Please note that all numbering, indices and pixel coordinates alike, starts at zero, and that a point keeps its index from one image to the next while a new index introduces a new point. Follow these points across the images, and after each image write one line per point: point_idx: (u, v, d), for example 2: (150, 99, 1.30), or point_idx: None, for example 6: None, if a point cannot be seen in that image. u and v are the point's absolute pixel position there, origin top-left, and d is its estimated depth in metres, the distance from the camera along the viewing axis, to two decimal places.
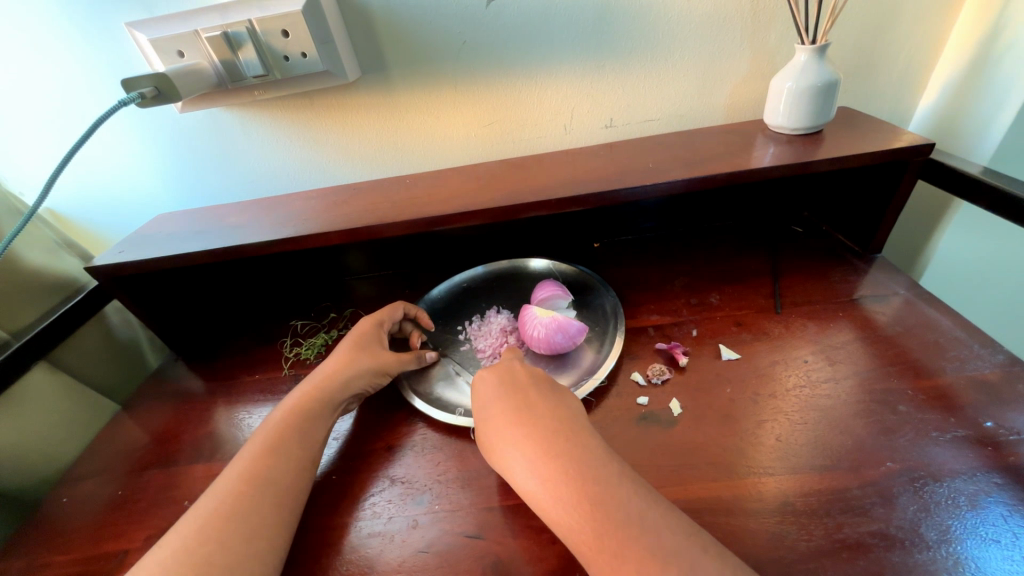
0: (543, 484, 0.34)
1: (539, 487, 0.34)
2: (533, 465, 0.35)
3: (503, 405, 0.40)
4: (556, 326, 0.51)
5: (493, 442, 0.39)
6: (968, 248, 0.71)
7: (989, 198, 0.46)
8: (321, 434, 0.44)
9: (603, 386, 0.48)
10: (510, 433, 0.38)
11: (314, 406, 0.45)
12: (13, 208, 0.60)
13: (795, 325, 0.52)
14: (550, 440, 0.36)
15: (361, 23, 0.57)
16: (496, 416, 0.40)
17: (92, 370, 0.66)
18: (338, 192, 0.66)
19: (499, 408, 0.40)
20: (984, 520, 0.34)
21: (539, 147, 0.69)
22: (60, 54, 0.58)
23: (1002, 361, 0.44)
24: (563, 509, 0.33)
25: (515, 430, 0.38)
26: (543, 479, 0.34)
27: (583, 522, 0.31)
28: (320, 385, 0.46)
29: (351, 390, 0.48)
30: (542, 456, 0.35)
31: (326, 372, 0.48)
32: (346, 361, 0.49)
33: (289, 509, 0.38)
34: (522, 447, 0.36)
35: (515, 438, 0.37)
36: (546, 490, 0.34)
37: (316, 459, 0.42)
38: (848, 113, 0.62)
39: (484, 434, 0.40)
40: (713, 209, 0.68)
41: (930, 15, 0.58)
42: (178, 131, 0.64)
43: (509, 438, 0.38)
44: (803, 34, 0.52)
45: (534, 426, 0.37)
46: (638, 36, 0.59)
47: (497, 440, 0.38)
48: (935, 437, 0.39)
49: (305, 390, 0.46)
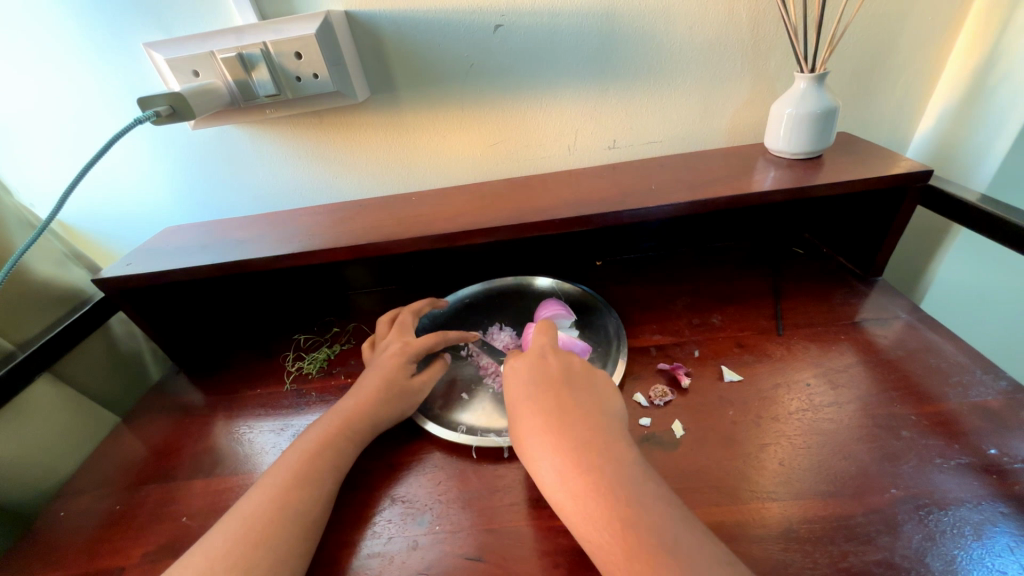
0: (571, 497, 0.34)
1: (568, 499, 0.34)
2: (564, 477, 0.35)
3: (536, 408, 0.39)
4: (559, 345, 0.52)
5: (524, 446, 0.39)
6: (965, 272, 0.71)
7: (987, 224, 0.47)
8: (342, 458, 0.43)
9: None
10: (540, 439, 0.37)
11: (338, 432, 0.44)
12: (26, 221, 0.61)
13: (797, 347, 0.52)
14: (581, 450, 0.35)
15: (371, 46, 0.59)
16: (527, 420, 0.39)
17: (94, 381, 0.65)
18: (344, 208, 0.67)
19: (531, 411, 0.39)
20: (990, 551, 0.33)
21: (543, 167, 0.70)
22: (78, 72, 0.59)
23: (1005, 388, 0.44)
24: (586, 513, 0.33)
25: (544, 438, 0.37)
26: (569, 480, 0.34)
27: (597, 537, 0.32)
28: (354, 410, 0.46)
29: (376, 412, 0.47)
30: (571, 468, 0.35)
31: (355, 401, 0.47)
32: (370, 387, 0.48)
33: (305, 527, 0.38)
34: (554, 455, 0.36)
35: (546, 445, 0.37)
36: (571, 496, 0.34)
37: (337, 478, 0.42)
38: (847, 139, 0.63)
39: (518, 436, 0.40)
40: (715, 229, 0.68)
41: (925, 45, 0.60)
42: (189, 147, 0.65)
43: (541, 444, 0.37)
44: (803, 62, 0.53)
45: (563, 431, 0.37)
46: (642, 61, 0.61)
47: (528, 444, 0.38)
48: (939, 464, 0.39)
49: (339, 420, 0.45)
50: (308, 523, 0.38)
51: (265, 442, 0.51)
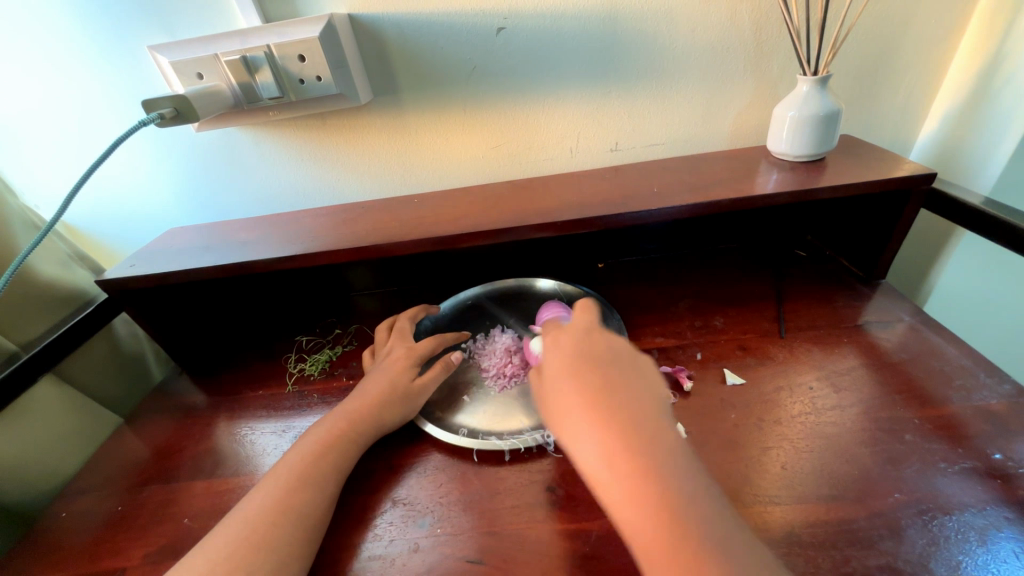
0: (624, 496, 0.29)
1: (619, 497, 0.29)
2: (616, 472, 0.29)
3: (582, 387, 0.33)
4: None
5: (563, 428, 0.33)
6: (968, 275, 0.71)
7: (990, 227, 0.47)
8: (343, 459, 0.43)
9: None
10: (586, 423, 0.31)
11: (342, 432, 0.44)
12: (30, 223, 0.61)
13: (799, 350, 0.52)
14: (638, 444, 0.29)
15: (374, 48, 0.59)
16: (570, 400, 0.33)
17: (96, 382, 0.66)
18: (346, 210, 0.67)
19: (577, 391, 0.33)
20: (995, 557, 0.33)
21: (545, 168, 0.69)
22: (83, 74, 0.60)
23: (1009, 392, 0.44)
24: (633, 520, 0.28)
25: (592, 422, 0.31)
26: (614, 478, 0.29)
27: (647, 545, 0.27)
28: (357, 411, 0.46)
29: (379, 414, 0.47)
30: (628, 464, 0.29)
31: (361, 402, 0.47)
32: (375, 387, 0.48)
33: (307, 529, 0.38)
34: (605, 445, 0.30)
35: (594, 432, 0.31)
36: (623, 493, 0.29)
37: (338, 480, 0.42)
38: (850, 141, 0.63)
39: (555, 415, 0.34)
40: (717, 232, 0.68)
41: (927, 48, 0.60)
42: (192, 149, 0.65)
43: (587, 430, 0.31)
44: (806, 65, 0.53)
45: (612, 426, 0.31)
46: (645, 64, 0.61)
47: (570, 427, 0.32)
48: (942, 468, 0.39)
49: (342, 421, 0.45)
50: (309, 523, 0.38)
51: (266, 444, 0.51)
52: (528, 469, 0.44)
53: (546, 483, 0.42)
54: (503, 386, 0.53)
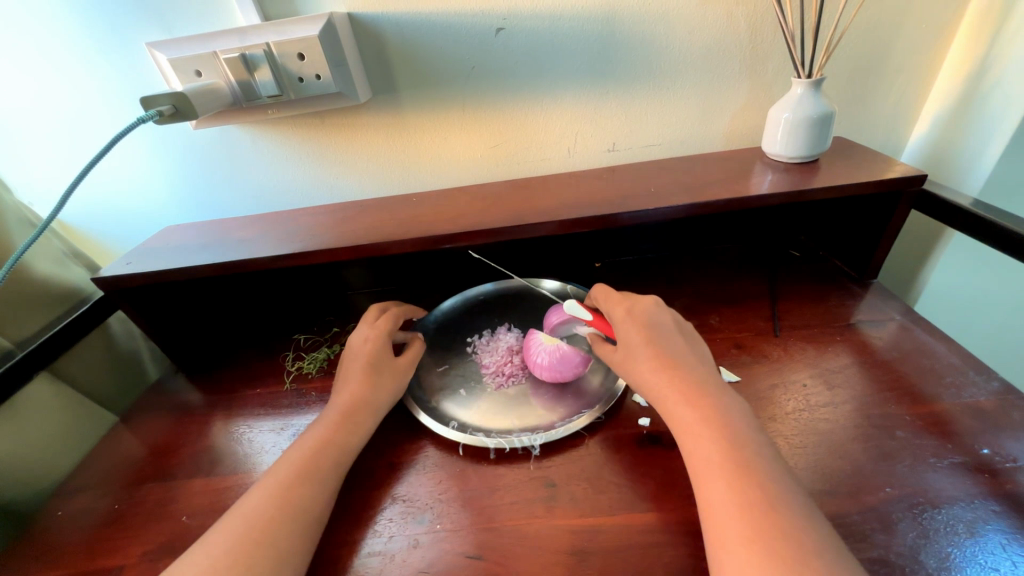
0: (691, 413, 0.38)
1: (687, 413, 0.38)
2: (687, 399, 0.39)
3: (654, 348, 0.43)
4: (559, 355, 0.50)
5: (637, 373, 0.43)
6: (958, 276, 0.72)
7: (979, 228, 0.48)
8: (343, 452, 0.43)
9: (599, 421, 0.47)
10: (655, 369, 0.41)
11: (335, 425, 0.45)
12: (25, 221, 0.61)
13: (794, 348, 0.53)
14: (694, 386, 0.39)
15: (374, 48, 0.59)
16: (644, 356, 0.43)
17: (91, 381, 0.65)
18: (345, 209, 0.67)
19: (650, 347, 0.43)
20: (983, 549, 0.34)
21: (542, 169, 0.70)
22: (80, 72, 0.59)
23: (997, 390, 0.45)
24: (698, 437, 0.37)
25: (664, 374, 0.41)
26: (685, 403, 0.39)
27: (698, 446, 0.36)
28: (350, 403, 0.46)
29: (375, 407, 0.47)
30: (691, 395, 0.39)
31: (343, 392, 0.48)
32: (358, 377, 0.48)
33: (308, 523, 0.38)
34: (670, 386, 0.40)
35: (663, 375, 0.41)
36: (688, 413, 0.38)
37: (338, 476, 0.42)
38: (843, 143, 0.64)
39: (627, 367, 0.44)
40: (713, 232, 0.69)
41: (919, 52, 0.61)
42: (189, 146, 0.65)
43: (657, 373, 0.41)
44: (800, 68, 0.54)
45: (678, 369, 0.41)
46: (642, 66, 0.61)
47: (647, 375, 0.42)
48: (933, 464, 0.40)
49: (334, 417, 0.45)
50: (309, 519, 0.38)
51: (264, 442, 0.51)
52: (526, 465, 0.44)
53: (545, 480, 0.43)
54: (500, 383, 0.54)
